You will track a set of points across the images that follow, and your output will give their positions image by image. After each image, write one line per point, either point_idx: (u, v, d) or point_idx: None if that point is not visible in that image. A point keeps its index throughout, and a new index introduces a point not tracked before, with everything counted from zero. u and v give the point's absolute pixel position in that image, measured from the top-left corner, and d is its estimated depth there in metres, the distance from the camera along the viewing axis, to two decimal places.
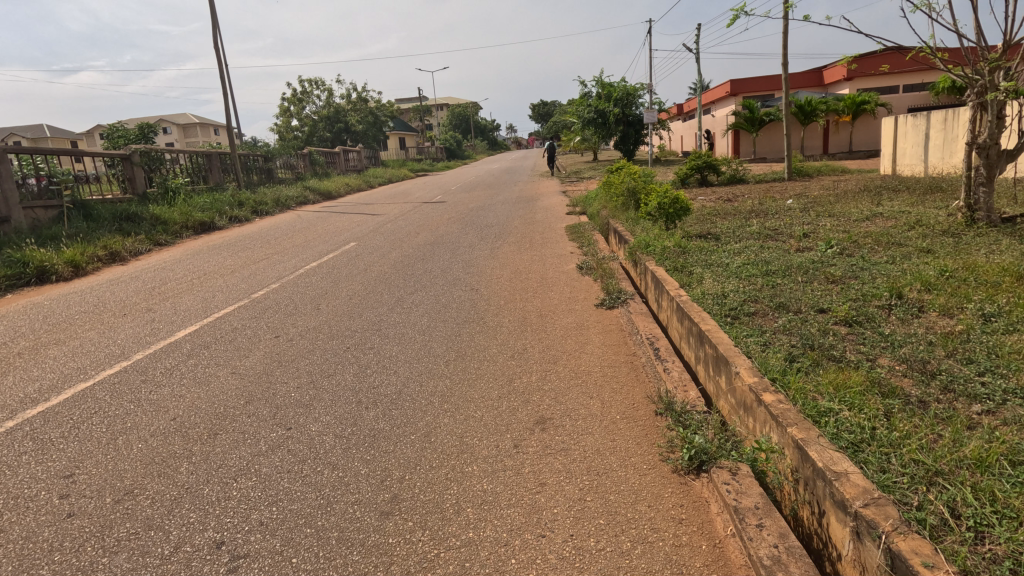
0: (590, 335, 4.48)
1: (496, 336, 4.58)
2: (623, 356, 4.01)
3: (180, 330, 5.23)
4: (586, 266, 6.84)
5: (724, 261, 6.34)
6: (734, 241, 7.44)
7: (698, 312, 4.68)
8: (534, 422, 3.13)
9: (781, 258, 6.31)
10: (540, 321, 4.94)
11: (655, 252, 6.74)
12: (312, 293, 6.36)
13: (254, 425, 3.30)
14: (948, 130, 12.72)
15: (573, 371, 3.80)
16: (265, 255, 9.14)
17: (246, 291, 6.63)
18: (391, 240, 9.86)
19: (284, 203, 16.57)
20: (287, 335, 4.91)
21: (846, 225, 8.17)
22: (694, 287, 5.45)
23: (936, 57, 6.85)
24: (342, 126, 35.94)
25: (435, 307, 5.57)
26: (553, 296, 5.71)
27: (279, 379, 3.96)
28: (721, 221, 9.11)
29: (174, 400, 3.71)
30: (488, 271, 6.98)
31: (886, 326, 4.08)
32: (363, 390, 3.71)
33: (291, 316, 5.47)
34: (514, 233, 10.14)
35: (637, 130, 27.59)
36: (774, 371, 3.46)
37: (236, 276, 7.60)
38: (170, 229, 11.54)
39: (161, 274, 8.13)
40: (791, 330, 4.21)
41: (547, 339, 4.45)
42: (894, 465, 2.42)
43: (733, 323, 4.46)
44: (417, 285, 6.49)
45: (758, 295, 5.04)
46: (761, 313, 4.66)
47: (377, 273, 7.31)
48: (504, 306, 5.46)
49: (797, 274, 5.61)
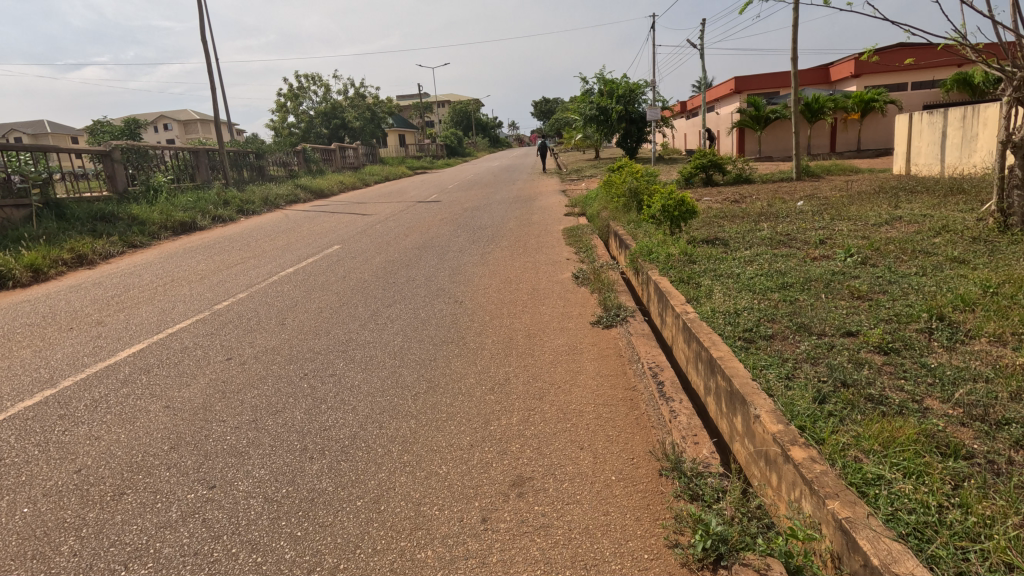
0: (585, 361, 3.91)
1: (475, 362, 4.00)
2: (621, 390, 3.43)
3: (123, 350, 4.65)
4: (583, 275, 6.23)
5: (735, 271, 5.76)
6: (744, 247, 6.86)
7: (708, 334, 4.10)
8: (510, 484, 2.55)
9: (797, 268, 5.73)
10: (528, 342, 4.35)
11: (659, 260, 6.17)
12: (280, 305, 5.78)
13: (170, 482, 2.72)
14: (967, 127, 12.08)
15: (562, 410, 3.21)
16: (240, 259, 8.56)
17: (210, 303, 6.05)
18: (376, 244, 9.27)
19: (273, 202, 16.00)
20: (241, 358, 4.34)
21: (865, 230, 7.55)
22: (702, 302, 4.87)
23: (969, 48, 6.22)
24: (339, 123, 35.38)
25: (411, 323, 4.98)
26: (545, 311, 5.12)
27: (217, 418, 3.37)
28: (729, 225, 8.50)
29: (87, 443, 3.13)
30: (475, 280, 6.40)
31: (930, 357, 3.50)
32: (311, 433, 3.13)
33: (250, 334, 4.90)
34: (508, 237, 9.54)
35: (638, 128, 26.80)
36: (802, 417, 2.88)
37: (205, 283, 7.04)
38: (147, 229, 10.96)
39: (127, 280, 7.56)
40: (817, 359, 3.63)
41: (534, 367, 3.86)
42: (975, 569, 1.84)
43: (749, 349, 3.87)
44: (397, 296, 5.91)
45: (775, 313, 4.46)
46: (780, 337, 4.07)
47: (355, 281, 6.73)
48: (488, 323, 4.87)
49: (818, 288, 5.02)
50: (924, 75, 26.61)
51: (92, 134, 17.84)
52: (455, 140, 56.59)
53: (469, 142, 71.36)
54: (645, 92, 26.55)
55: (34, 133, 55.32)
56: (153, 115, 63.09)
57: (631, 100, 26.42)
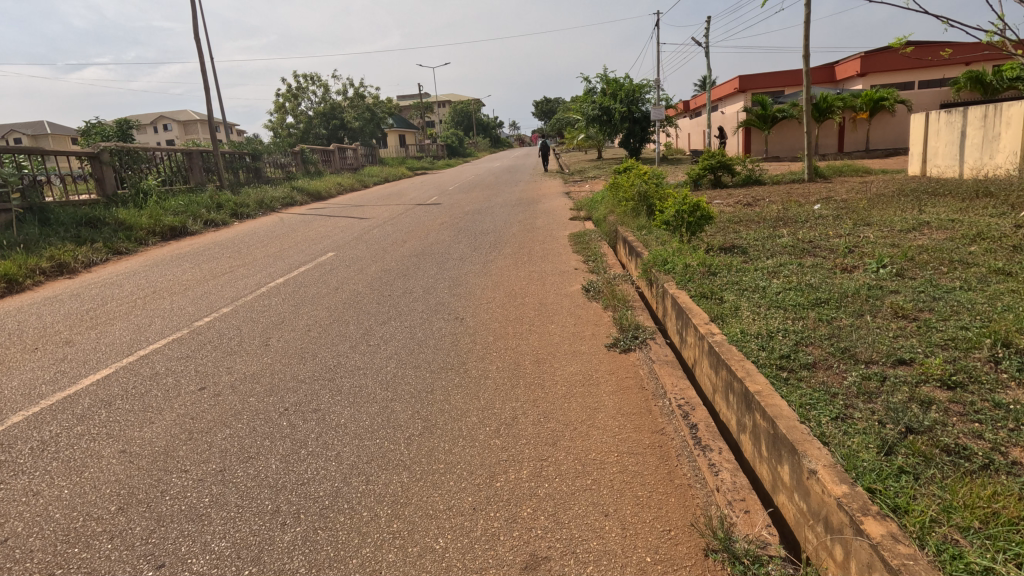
0: (603, 395, 3.44)
1: (478, 395, 3.53)
2: (647, 435, 2.95)
3: (86, 376, 4.18)
4: (593, 288, 5.75)
5: (760, 284, 5.30)
6: (765, 256, 6.42)
7: (740, 362, 3.63)
8: (522, 568, 2.08)
9: (827, 281, 5.26)
10: (537, 369, 3.88)
11: (676, 272, 5.71)
12: (265, 322, 5.33)
13: (109, 559, 2.25)
14: (988, 127, 11.58)
15: (580, 461, 2.74)
16: (229, 267, 8.11)
17: (189, 319, 5.59)
18: (373, 251, 8.80)
19: (268, 205, 15.57)
20: (215, 388, 3.87)
21: (893, 237, 7.08)
22: (729, 322, 4.41)
23: (1008, 45, 5.75)
24: (338, 123, 34.96)
25: (406, 346, 4.50)
26: (554, 330, 4.65)
27: (179, 466, 2.92)
28: (745, 231, 8.03)
29: (22, 500, 2.67)
30: (477, 293, 5.94)
31: (1003, 393, 3.03)
32: (286, 488, 2.67)
33: (229, 358, 4.44)
34: (511, 243, 9.06)
35: (642, 128, 26.32)
36: (870, 475, 2.41)
37: (189, 295, 6.59)
38: (135, 235, 10.52)
39: (106, 291, 7.11)
40: (871, 395, 3.16)
41: (544, 402, 3.39)
42: None
43: (790, 381, 3.40)
44: (393, 312, 5.45)
45: (812, 336, 3.99)
46: (823, 365, 3.60)
47: (348, 293, 6.27)
48: (492, 345, 4.39)
49: (856, 305, 4.55)
50: (932, 73, 26.09)
51: (83, 135, 17.39)
52: (456, 140, 56.14)
53: (469, 142, 70.74)
54: (649, 92, 26.05)
55: (34, 134, 54.91)
56: (152, 114, 62.67)
57: (635, 99, 25.96)
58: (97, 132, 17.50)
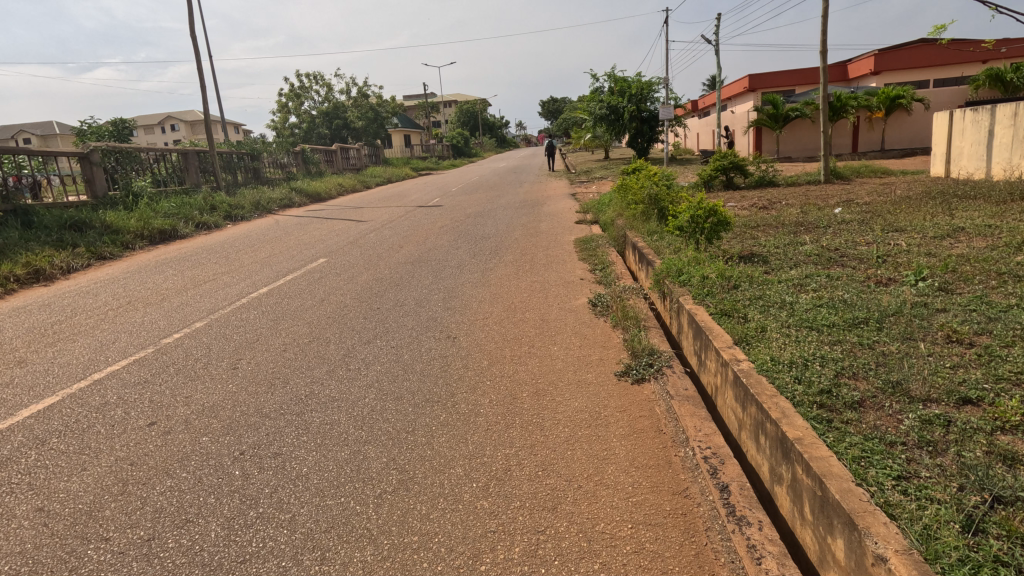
0: (613, 440, 2.92)
1: (466, 439, 3.01)
2: (667, 498, 2.43)
3: (26, 407, 3.69)
4: (601, 303, 5.22)
5: (787, 300, 4.76)
6: (789, 267, 5.87)
7: (775, 401, 3.10)
8: None
9: (863, 296, 4.72)
10: (535, 404, 3.35)
11: (693, 285, 5.19)
12: (239, 341, 4.84)
13: None
14: (1017, 126, 10.91)
15: (585, 535, 2.22)
16: (213, 275, 7.64)
17: (157, 335, 5.09)
18: (366, 257, 8.29)
19: (264, 206, 15.13)
20: (167, 424, 3.36)
21: (927, 245, 6.51)
22: (756, 345, 3.87)
23: None
24: (342, 123, 34.59)
25: (389, 371, 3.99)
26: (558, 353, 4.13)
27: (99, 534, 2.40)
28: (765, 237, 7.48)
29: None
30: (474, 307, 5.43)
31: None
32: (221, 569, 2.16)
33: (190, 385, 3.94)
34: (512, 250, 8.54)
35: (650, 127, 25.74)
36: (959, 571, 1.88)
37: (163, 307, 6.11)
38: (121, 239, 10.09)
39: (79, 300, 6.66)
40: (939, 448, 2.61)
41: (544, 448, 2.87)
42: None
43: (836, 427, 2.86)
44: (380, 328, 4.95)
45: (855, 366, 3.45)
46: (872, 404, 3.05)
47: (334, 306, 5.78)
48: (486, 371, 3.87)
49: (900, 326, 4.00)
50: (950, 71, 25.31)
51: (77, 135, 16.97)
52: (461, 140, 55.73)
53: (474, 142, 70.27)
54: (657, 90, 25.42)
55: (42, 134, 55.02)
56: (158, 114, 62.67)
57: (643, 98, 25.39)
58: (92, 132, 17.09)
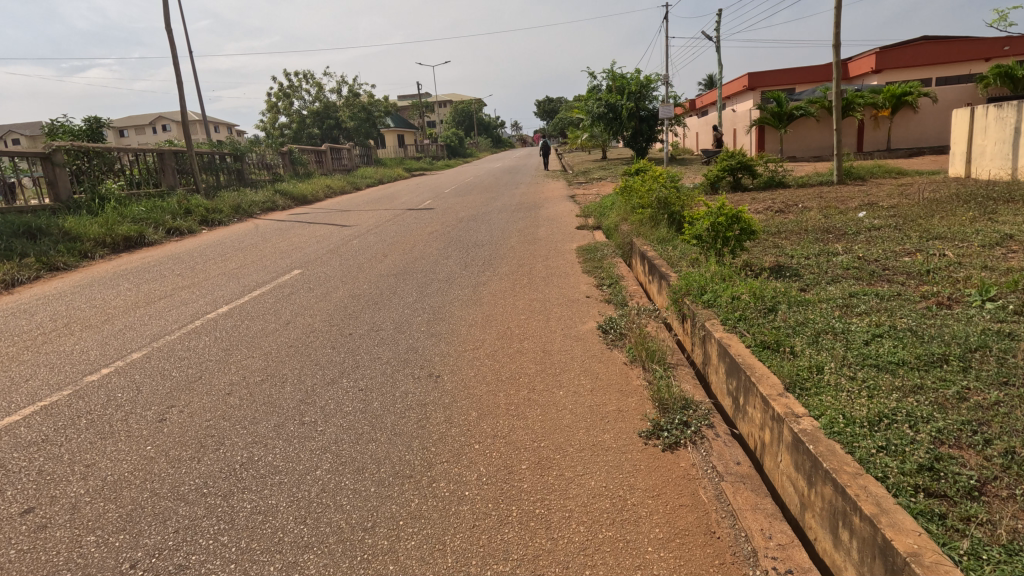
0: (650, 551, 2.09)
1: (445, 547, 2.17)
2: None
3: None
4: (612, 329, 4.40)
5: (839, 327, 3.94)
6: (826, 282, 5.07)
7: (865, 483, 2.29)
8: None
9: (928, 323, 3.91)
10: (538, 483, 2.53)
11: (722, 307, 4.38)
12: (176, 380, 3.98)
13: None
14: None
15: None
16: (169, 290, 6.76)
17: (81, 372, 4.23)
18: (345, 269, 7.45)
19: (245, 210, 14.24)
20: (47, 514, 2.51)
21: (977, 255, 5.73)
22: (816, 394, 3.05)
23: None
24: (333, 123, 33.76)
25: (353, 428, 3.14)
26: (563, 402, 3.30)
27: None
28: (789, 245, 6.68)
29: None
30: (462, 335, 4.59)
31: None
32: None
33: (94, 448, 3.07)
34: (508, 259, 7.71)
35: (649, 126, 24.93)
36: None
37: (102, 332, 5.25)
38: (79, 247, 9.21)
39: (10, 321, 5.79)
40: None
41: (552, 564, 2.04)
42: None
43: (960, 531, 2.06)
44: (348, 364, 4.09)
45: (956, 430, 2.62)
46: (997, 492, 2.25)
47: (300, 331, 4.93)
48: (474, 429, 3.04)
49: (996, 368, 3.17)
50: (955, 69, 24.63)
51: (47, 133, 15.99)
52: (457, 141, 54.91)
53: (470, 141, 69.37)
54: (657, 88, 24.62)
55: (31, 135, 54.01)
56: (147, 114, 61.56)
57: (643, 96, 24.63)
58: (65, 131, 16.15)
